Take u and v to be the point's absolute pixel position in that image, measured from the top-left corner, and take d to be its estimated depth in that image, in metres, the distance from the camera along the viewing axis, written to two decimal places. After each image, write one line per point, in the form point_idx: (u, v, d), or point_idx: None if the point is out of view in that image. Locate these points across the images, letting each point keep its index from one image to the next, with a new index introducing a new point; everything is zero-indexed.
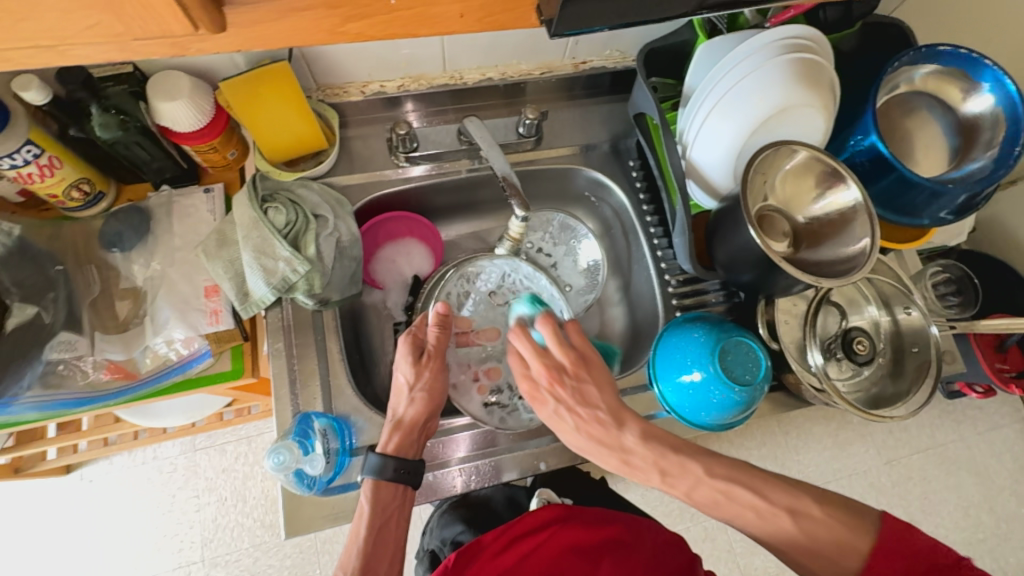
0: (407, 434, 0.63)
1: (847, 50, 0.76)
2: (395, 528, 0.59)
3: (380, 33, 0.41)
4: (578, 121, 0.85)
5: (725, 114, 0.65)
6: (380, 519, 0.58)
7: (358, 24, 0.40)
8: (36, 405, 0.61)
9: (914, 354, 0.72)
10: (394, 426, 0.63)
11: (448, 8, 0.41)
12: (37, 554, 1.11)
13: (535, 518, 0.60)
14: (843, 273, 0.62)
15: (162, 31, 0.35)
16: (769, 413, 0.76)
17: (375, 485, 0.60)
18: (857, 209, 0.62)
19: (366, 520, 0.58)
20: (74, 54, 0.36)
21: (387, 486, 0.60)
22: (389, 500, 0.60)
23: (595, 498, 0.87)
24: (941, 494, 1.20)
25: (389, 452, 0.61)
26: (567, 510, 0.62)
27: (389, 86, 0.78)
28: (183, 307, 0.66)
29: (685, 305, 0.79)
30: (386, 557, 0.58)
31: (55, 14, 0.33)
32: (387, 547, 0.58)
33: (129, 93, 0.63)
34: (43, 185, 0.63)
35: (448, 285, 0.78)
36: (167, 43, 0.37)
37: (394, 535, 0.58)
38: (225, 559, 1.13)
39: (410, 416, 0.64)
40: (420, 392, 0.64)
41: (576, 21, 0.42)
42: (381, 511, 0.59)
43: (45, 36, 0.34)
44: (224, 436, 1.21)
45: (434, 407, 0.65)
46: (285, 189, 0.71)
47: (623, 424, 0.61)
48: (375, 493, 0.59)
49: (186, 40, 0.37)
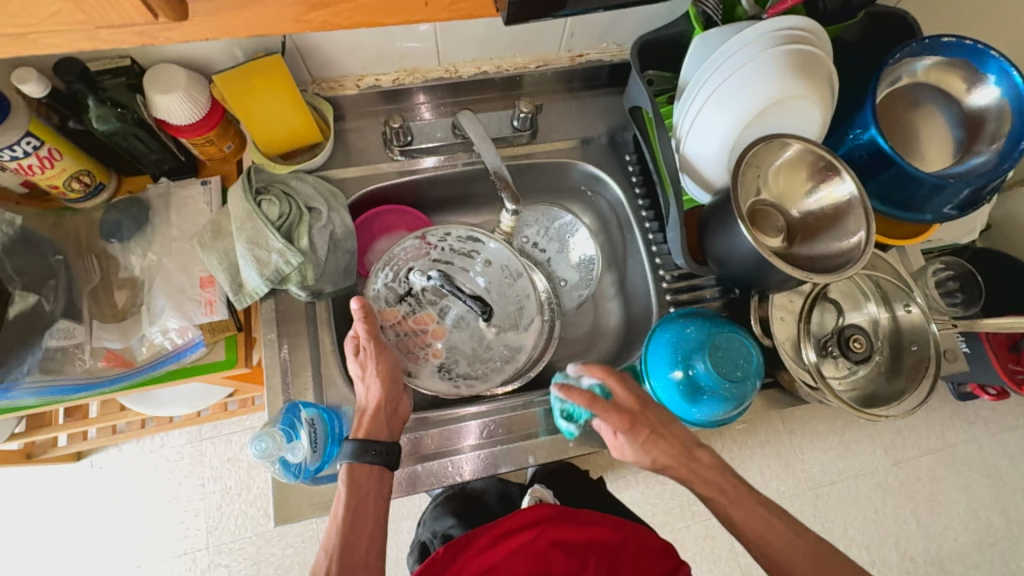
0: (381, 419, 0.63)
1: (850, 39, 0.75)
2: (373, 505, 0.59)
3: (345, 20, 0.43)
4: (575, 114, 0.85)
5: (718, 106, 0.64)
6: (354, 499, 0.59)
7: (323, 12, 0.42)
8: (36, 390, 0.62)
9: (912, 352, 0.71)
10: (361, 414, 0.63)
11: None
12: (47, 538, 1.15)
13: (519, 518, 0.58)
14: (838, 267, 0.60)
15: (124, 20, 0.36)
16: (764, 410, 0.75)
17: (350, 469, 0.59)
18: (852, 203, 0.61)
19: (343, 501, 0.58)
20: (44, 42, 0.37)
21: (362, 468, 0.60)
22: (365, 480, 0.60)
23: (588, 494, 0.87)
24: (952, 496, 1.18)
25: (363, 437, 0.61)
26: (556, 508, 0.60)
27: (385, 79, 0.78)
28: (179, 297, 0.67)
29: (679, 300, 0.78)
30: (366, 535, 0.58)
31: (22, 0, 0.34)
32: (368, 522, 0.59)
33: (126, 86, 0.63)
34: (43, 177, 0.64)
35: (372, 280, 0.76)
36: (133, 32, 0.38)
37: (373, 512, 0.59)
38: (229, 546, 1.15)
39: (374, 401, 0.63)
40: (377, 374, 0.64)
41: None
42: (357, 492, 0.59)
43: (12, 25, 0.35)
44: (229, 427, 1.23)
45: (393, 381, 0.64)
46: (279, 181, 0.72)
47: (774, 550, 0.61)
48: (351, 477, 0.59)
49: (150, 29, 0.38)
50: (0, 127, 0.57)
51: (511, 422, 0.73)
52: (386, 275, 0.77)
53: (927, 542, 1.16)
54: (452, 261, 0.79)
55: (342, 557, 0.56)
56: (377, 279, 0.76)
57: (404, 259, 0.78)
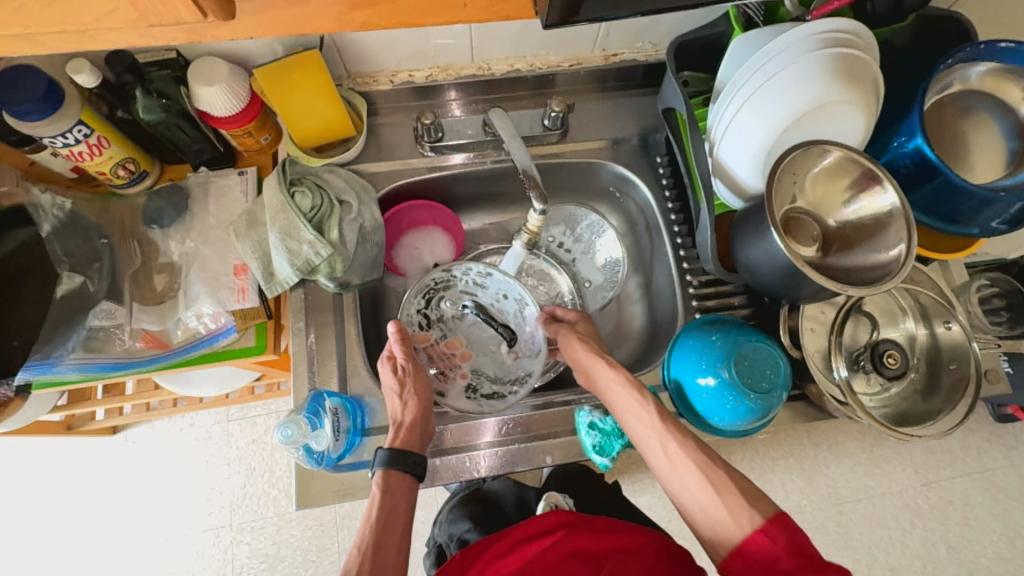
0: (417, 432, 0.64)
1: (899, 45, 0.72)
2: (404, 512, 0.59)
3: (387, 21, 0.42)
4: (607, 114, 0.84)
5: (755, 110, 0.63)
6: (388, 503, 0.59)
7: (364, 13, 0.41)
8: (78, 366, 0.64)
9: (950, 371, 0.68)
10: (397, 428, 0.64)
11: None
12: (82, 507, 1.20)
13: (535, 522, 0.61)
14: (875, 280, 0.58)
15: (174, 19, 0.37)
16: (790, 423, 0.73)
17: (387, 475, 0.60)
18: (893, 215, 0.59)
19: (377, 503, 0.59)
20: (101, 38, 0.38)
21: (401, 476, 0.61)
22: (397, 487, 0.60)
23: (602, 497, 0.87)
24: (985, 522, 1.13)
25: (397, 448, 0.62)
26: (574, 517, 0.62)
27: (418, 75, 0.79)
28: (213, 283, 0.70)
29: (706, 306, 0.76)
30: (395, 540, 0.57)
31: (76, 4, 0.35)
32: (398, 528, 0.58)
33: (171, 77, 0.66)
34: (92, 163, 0.67)
35: (406, 308, 0.77)
36: (182, 29, 0.39)
37: (404, 518, 0.59)
38: (251, 524, 1.19)
39: (411, 416, 0.65)
40: (414, 389, 0.66)
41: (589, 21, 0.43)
42: (390, 495, 0.60)
43: (72, 22, 0.36)
44: (255, 409, 1.27)
45: (428, 401, 0.66)
46: (312, 174, 0.73)
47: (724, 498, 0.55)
48: (385, 481, 0.60)
49: (200, 27, 0.39)
50: (54, 116, 0.60)
51: (530, 421, 0.73)
52: (418, 303, 0.78)
53: (957, 567, 1.11)
54: (475, 292, 0.80)
55: (373, 558, 0.55)
56: (412, 302, 0.77)
57: (434, 287, 0.79)
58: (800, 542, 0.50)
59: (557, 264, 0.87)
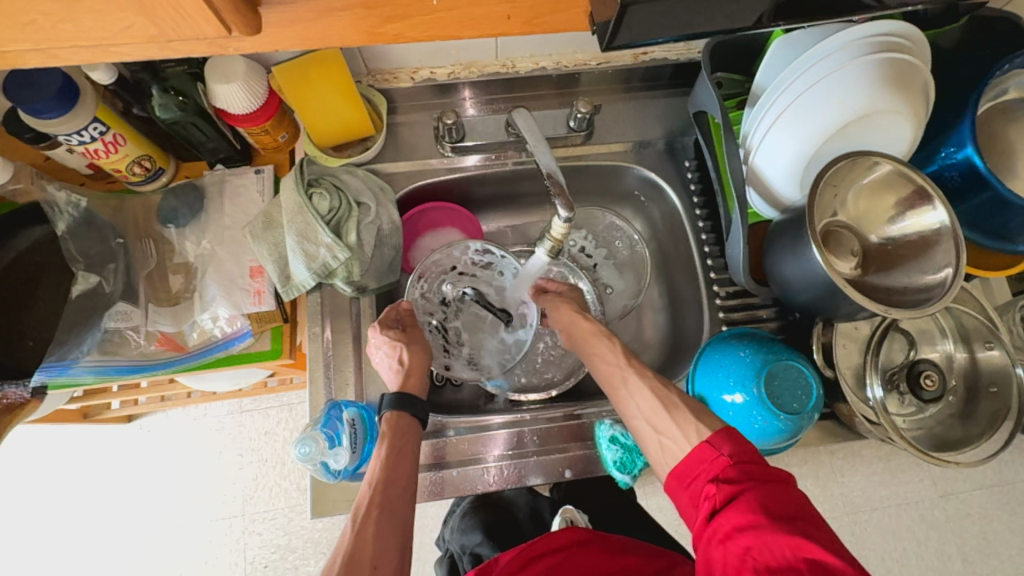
0: (418, 377, 0.65)
1: (945, 48, 0.68)
2: (411, 455, 0.59)
3: (422, 34, 0.40)
4: (633, 115, 0.81)
5: (796, 118, 0.60)
6: (398, 444, 0.59)
7: (397, 25, 0.39)
8: (93, 369, 0.63)
9: (990, 395, 0.65)
10: (400, 371, 0.65)
11: (493, 11, 0.39)
12: (97, 495, 1.21)
13: (551, 539, 0.59)
14: (917, 304, 0.55)
15: (196, 33, 0.35)
16: (816, 442, 0.71)
17: (396, 417, 0.61)
18: (942, 233, 0.55)
19: (386, 443, 0.58)
20: (116, 53, 0.36)
21: (410, 418, 0.61)
22: (404, 431, 0.60)
23: (617, 508, 0.86)
24: (1004, 536, 1.11)
25: (403, 392, 0.63)
26: (586, 534, 0.60)
27: (440, 73, 0.77)
28: (229, 286, 0.69)
29: (732, 319, 0.74)
30: (402, 482, 0.57)
31: (92, 16, 0.33)
32: (405, 472, 0.57)
33: (188, 74, 0.64)
34: (108, 161, 0.65)
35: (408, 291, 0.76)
36: (203, 43, 0.37)
37: (410, 462, 0.58)
38: (263, 516, 1.20)
39: (414, 361, 0.66)
40: (407, 345, 0.66)
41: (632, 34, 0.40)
42: (399, 436, 0.59)
43: (86, 39, 0.34)
44: (268, 401, 1.27)
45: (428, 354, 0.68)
46: (330, 175, 0.71)
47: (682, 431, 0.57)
48: (395, 422, 0.61)
49: (222, 41, 0.37)
50: (69, 114, 0.58)
51: (549, 433, 0.71)
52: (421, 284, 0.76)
53: None
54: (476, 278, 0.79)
55: (384, 492, 0.55)
56: (414, 286, 0.76)
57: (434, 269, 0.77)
58: (744, 454, 0.52)
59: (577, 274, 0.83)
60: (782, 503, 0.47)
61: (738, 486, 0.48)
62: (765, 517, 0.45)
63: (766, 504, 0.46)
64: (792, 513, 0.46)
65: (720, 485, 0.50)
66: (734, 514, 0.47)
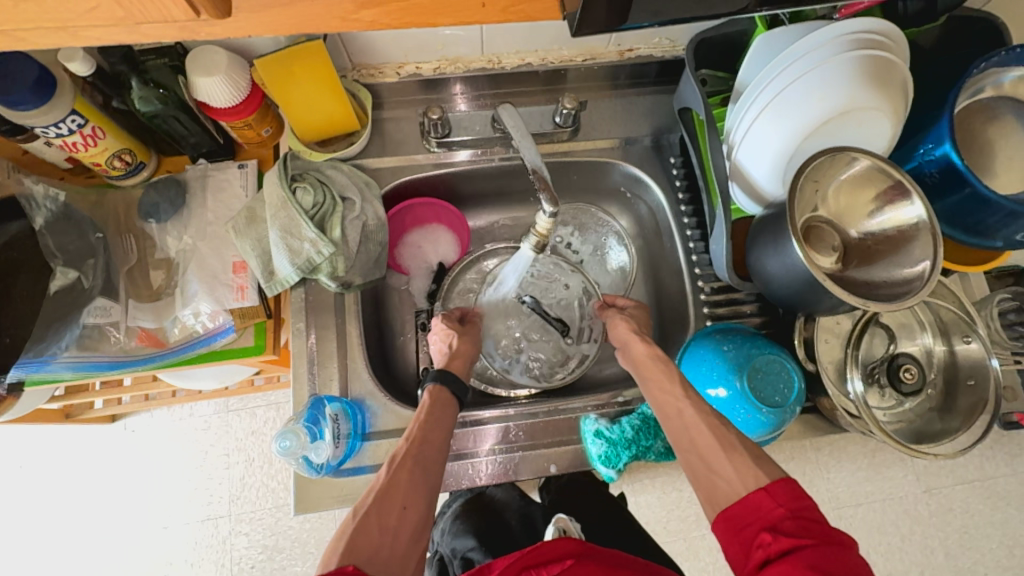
0: (462, 360, 0.68)
1: (925, 47, 0.68)
2: (446, 425, 0.60)
3: (396, 21, 0.40)
4: (620, 112, 0.81)
5: (778, 114, 0.60)
6: (437, 413, 0.60)
7: (373, 11, 0.39)
8: (72, 365, 0.62)
9: (968, 388, 0.66)
10: (448, 355, 0.68)
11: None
12: (79, 495, 1.19)
13: (549, 549, 0.54)
14: (896, 297, 0.56)
15: (165, 16, 0.35)
16: (800, 436, 0.71)
17: (438, 391, 0.62)
18: (920, 228, 0.56)
19: (425, 410, 0.60)
20: (85, 35, 0.36)
21: (450, 393, 0.62)
22: (443, 404, 0.61)
23: (607, 512, 0.86)
24: (984, 530, 1.13)
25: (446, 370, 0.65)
26: (582, 546, 0.55)
27: (425, 68, 0.76)
28: (211, 281, 0.68)
29: (717, 314, 0.74)
30: (437, 447, 0.57)
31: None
32: (439, 438, 0.58)
33: (169, 67, 0.63)
34: (86, 154, 0.64)
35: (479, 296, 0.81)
36: (174, 27, 0.37)
37: (445, 431, 0.59)
38: (249, 516, 1.19)
39: (461, 347, 0.69)
40: (459, 333, 0.71)
41: None
42: (438, 406, 0.61)
43: (49, 18, 0.34)
44: (255, 400, 1.26)
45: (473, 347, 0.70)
46: (314, 169, 0.71)
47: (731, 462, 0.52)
48: (435, 395, 0.62)
49: (193, 25, 0.37)
50: (46, 106, 0.57)
51: (535, 428, 0.71)
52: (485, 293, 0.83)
53: None
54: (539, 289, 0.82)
55: (419, 450, 0.55)
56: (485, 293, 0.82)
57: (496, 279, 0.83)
58: (803, 506, 0.46)
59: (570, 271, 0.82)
60: (845, 571, 0.41)
61: (798, 541, 0.43)
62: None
63: (829, 568, 0.41)
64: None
65: (777, 537, 0.44)
66: (791, 569, 0.41)
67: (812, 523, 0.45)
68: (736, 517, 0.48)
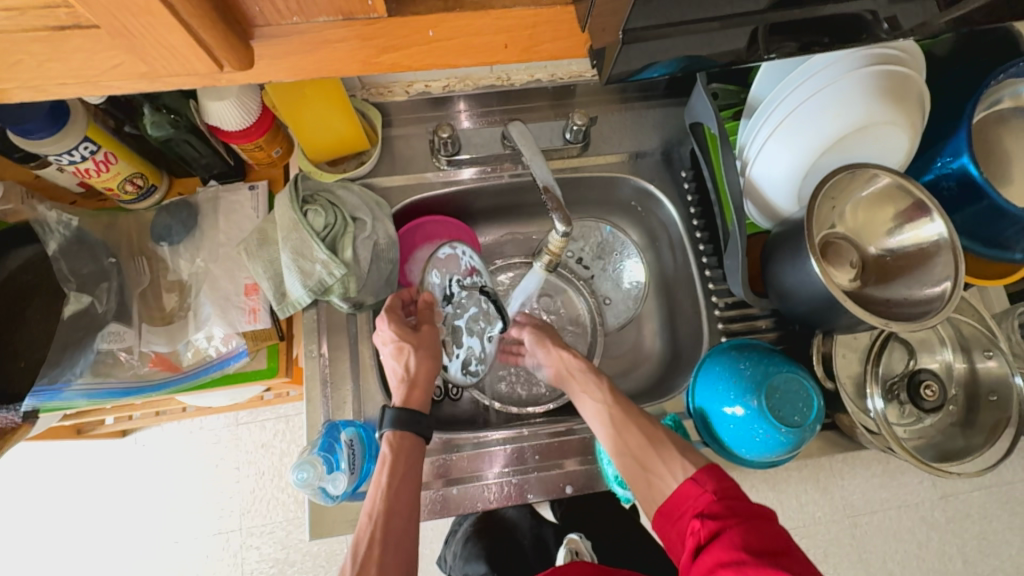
0: (422, 390, 0.65)
1: (938, 55, 0.68)
2: (411, 479, 0.59)
3: (417, 65, 0.39)
4: (630, 126, 0.81)
5: (794, 129, 0.60)
6: (401, 467, 0.59)
7: (394, 55, 0.38)
8: (87, 393, 0.61)
9: (990, 405, 0.65)
10: (405, 383, 0.64)
11: (491, 40, 0.38)
12: (91, 511, 1.19)
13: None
14: (916, 317, 0.55)
15: (187, 70, 0.35)
16: (818, 453, 0.71)
17: (398, 438, 0.60)
18: (941, 245, 0.55)
19: (389, 469, 0.58)
20: (112, 88, 0.35)
21: (411, 437, 0.61)
22: (408, 452, 0.60)
23: (618, 531, 0.85)
24: (1003, 536, 1.11)
25: (406, 408, 0.62)
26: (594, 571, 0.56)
27: (435, 86, 0.77)
28: (224, 304, 0.68)
29: (732, 329, 0.74)
30: (404, 511, 0.57)
31: (80, 55, 0.32)
32: (405, 499, 0.58)
33: (180, 92, 0.63)
34: (99, 180, 0.65)
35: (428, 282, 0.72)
36: (196, 78, 0.37)
37: (411, 487, 0.58)
38: (261, 529, 1.19)
39: (419, 368, 0.65)
40: (414, 349, 0.66)
41: (623, 63, 0.39)
42: (402, 459, 0.59)
43: (73, 77, 0.33)
44: (264, 413, 1.26)
45: (430, 367, 0.66)
46: (325, 191, 0.70)
47: (666, 455, 0.61)
48: (396, 443, 0.60)
49: (215, 74, 0.36)
50: (60, 133, 0.57)
51: (548, 448, 0.71)
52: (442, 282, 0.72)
53: None
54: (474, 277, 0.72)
55: (386, 526, 0.55)
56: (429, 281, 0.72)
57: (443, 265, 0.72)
58: (726, 489, 0.55)
59: (580, 287, 0.84)
60: (764, 541, 0.47)
61: (721, 522, 0.51)
62: (746, 554, 0.46)
63: (747, 540, 0.48)
64: (777, 549, 0.47)
65: (704, 521, 0.53)
66: (718, 550, 0.48)
67: (735, 506, 0.52)
68: (674, 513, 0.57)
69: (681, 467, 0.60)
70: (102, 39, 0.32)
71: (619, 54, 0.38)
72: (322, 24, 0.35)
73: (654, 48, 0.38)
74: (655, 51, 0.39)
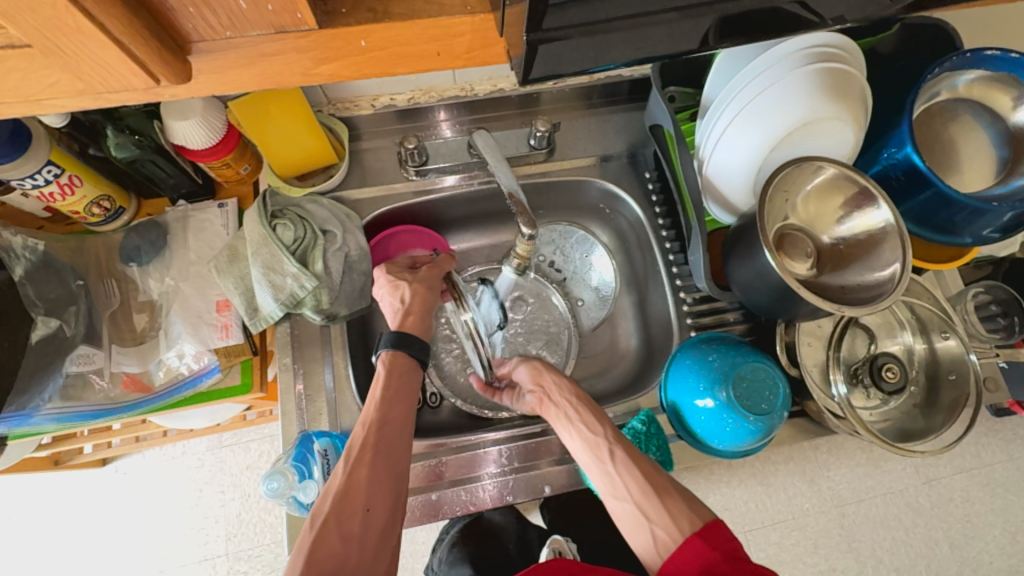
0: (417, 316, 0.65)
1: (881, 53, 0.72)
2: (405, 397, 0.59)
3: (357, 74, 0.41)
4: (594, 130, 0.83)
5: (745, 126, 0.62)
6: (395, 383, 0.59)
7: (331, 66, 0.40)
8: (56, 417, 0.61)
9: (950, 382, 0.67)
10: (405, 313, 0.65)
11: (424, 49, 0.40)
12: (73, 542, 1.17)
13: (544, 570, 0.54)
14: (869, 300, 0.57)
15: (123, 85, 0.35)
16: (790, 440, 0.72)
17: (393, 357, 0.61)
18: (888, 231, 0.57)
19: (382, 384, 0.59)
20: (50, 105, 0.37)
21: (406, 358, 0.61)
22: (401, 372, 0.60)
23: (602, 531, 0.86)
24: (986, 518, 1.13)
25: (403, 331, 0.63)
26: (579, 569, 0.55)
27: (399, 98, 0.78)
28: (195, 322, 0.68)
29: (701, 323, 0.75)
30: (398, 419, 0.58)
31: (15, 75, 0.33)
32: (398, 414, 0.58)
33: (144, 112, 0.64)
34: (65, 203, 0.65)
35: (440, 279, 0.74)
36: (136, 92, 0.37)
37: (403, 405, 0.59)
38: (248, 553, 1.17)
39: (414, 300, 0.66)
40: (409, 283, 0.68)
41: (552, 65, 0.41)
42: (396, 377, 0.60)
43: (16, 96, 0.35)
44: (248, 434, 1.25)
45: (430, 301, 0.67)
46: (294, 205, 0.72)
47: (665, 497, 0.57)
48: (391, 363, 0.61)
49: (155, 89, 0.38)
50: (23, 157, 0.57)
51: (528, 448, 0.72)
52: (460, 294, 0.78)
53: (960, 564, 1.12)
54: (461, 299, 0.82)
55: (378, 434, 0.56)
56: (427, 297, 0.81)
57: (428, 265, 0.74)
58: (732, 549, 0.50)
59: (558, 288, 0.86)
60: None
61: None
62: None
63: None
64: None
65: None
66: None
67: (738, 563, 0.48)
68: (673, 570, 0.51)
69: (686, 520, 0.54)
70: (37, 59, 0.33)
71: (531, 57, 0.39)
72: (256, 37, 0.36)
73: (581, 52, 0.40)
74: (586, 54, 0.41)
